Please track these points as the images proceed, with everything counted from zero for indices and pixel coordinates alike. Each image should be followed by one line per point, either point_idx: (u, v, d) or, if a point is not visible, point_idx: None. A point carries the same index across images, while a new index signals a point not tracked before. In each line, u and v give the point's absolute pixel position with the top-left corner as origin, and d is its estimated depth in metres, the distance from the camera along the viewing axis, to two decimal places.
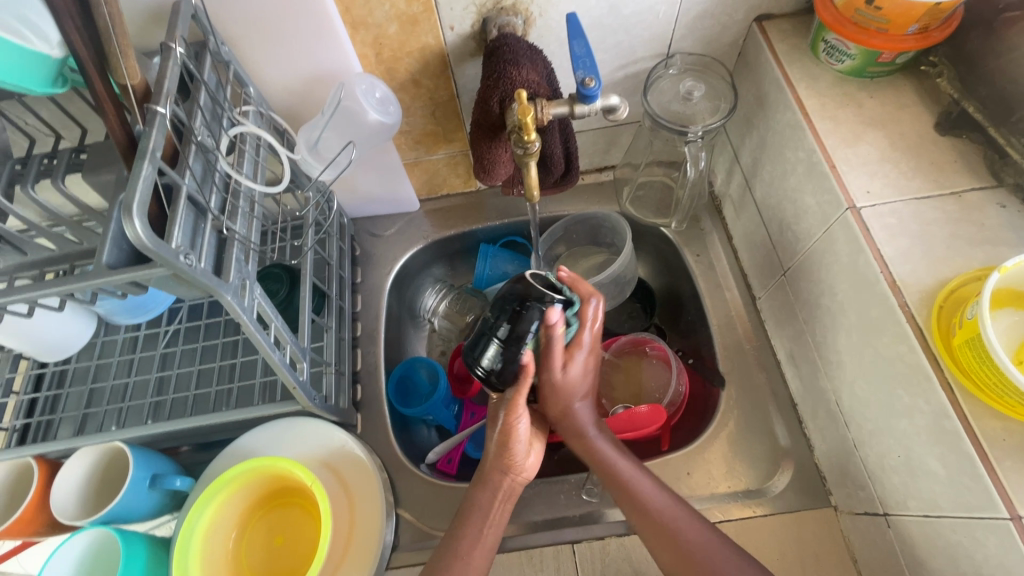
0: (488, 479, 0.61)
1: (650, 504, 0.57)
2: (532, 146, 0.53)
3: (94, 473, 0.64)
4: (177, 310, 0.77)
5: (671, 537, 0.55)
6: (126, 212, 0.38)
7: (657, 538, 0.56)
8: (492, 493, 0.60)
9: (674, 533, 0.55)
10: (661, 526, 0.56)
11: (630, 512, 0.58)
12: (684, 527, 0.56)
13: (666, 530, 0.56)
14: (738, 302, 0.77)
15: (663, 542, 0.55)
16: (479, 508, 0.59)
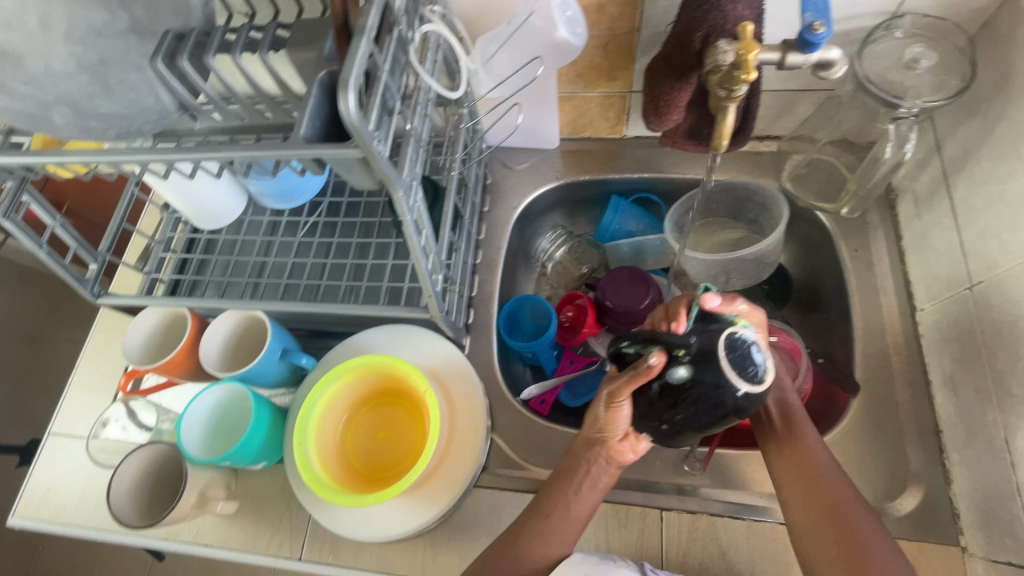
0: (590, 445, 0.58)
1: (835, 492, 0.55)
2: (747, 84, 0.45)
3: (234, 336, 0.70)
4: (318, 204, 0.81)
5: (830, 501, 0.54)
6: (343, 86, 0.38)
7: (814, 503, 0.55)
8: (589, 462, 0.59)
9: (839, 504, 0.54)
10: (826, 489, 0.55)
11: (783, 469, 0.58)
12: (844, 497, 0.54)
13: (835, 503, 0.54)
14: (894, 308, 0.69)
15: (816, 504, 0.54)
16: (581, 471, 0.59)
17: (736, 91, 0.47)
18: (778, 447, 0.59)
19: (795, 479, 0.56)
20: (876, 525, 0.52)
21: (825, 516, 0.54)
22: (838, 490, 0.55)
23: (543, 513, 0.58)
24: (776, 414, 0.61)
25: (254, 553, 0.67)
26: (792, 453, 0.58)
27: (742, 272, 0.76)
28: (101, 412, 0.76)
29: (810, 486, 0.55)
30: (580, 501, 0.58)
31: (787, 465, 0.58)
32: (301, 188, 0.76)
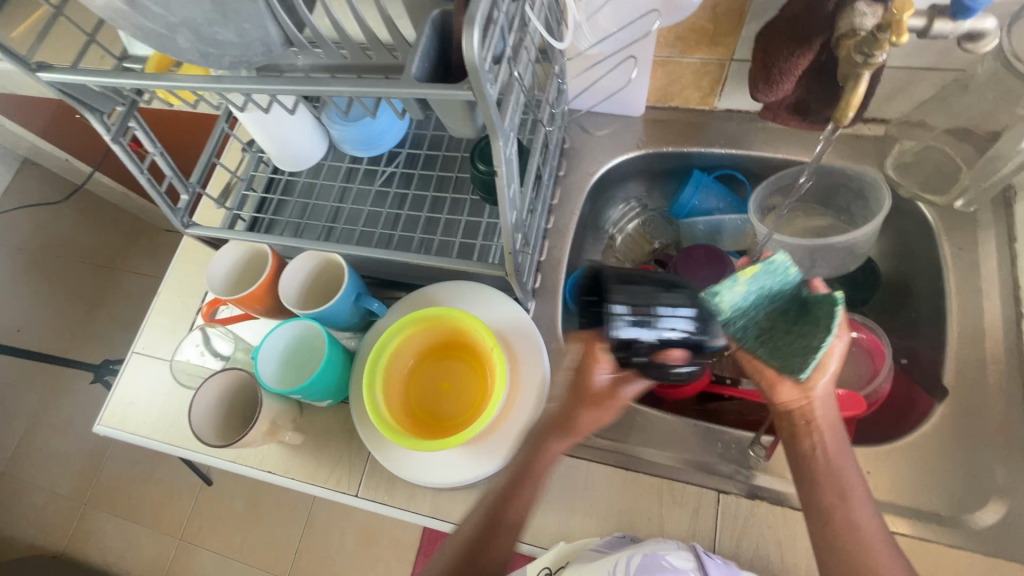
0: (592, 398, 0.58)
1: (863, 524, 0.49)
2: (893, 52, 0.41)
3: (310, 276, 0.71)
4: (396, 155, 0.81)
5: (839, 514, 0.49)
6: (469, 22, 0.37)
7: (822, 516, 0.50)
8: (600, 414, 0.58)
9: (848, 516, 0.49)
10: (853, 515, 0.49)
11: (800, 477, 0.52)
12: (859, 513, 0.50)
13: (860, 532, 0.49)
14: (996, 314, 0.64)
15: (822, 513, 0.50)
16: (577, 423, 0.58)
17: (872, 60, 0.43)
18: (801, 466, 0.52)
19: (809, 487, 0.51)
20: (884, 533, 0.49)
21: (839, 533, 0.49)
22: (853, 507, 0.50)
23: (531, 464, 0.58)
24: (797, 427, 0.53)
25: (314, 485, 0.71)
26: (822, 479, 0.51)
27: (828, 260, 0.72)
28: (180, 337, 0.80)
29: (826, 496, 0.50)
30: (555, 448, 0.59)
31: (803, 468, 0.52)
32: (382, 136, 0.77)
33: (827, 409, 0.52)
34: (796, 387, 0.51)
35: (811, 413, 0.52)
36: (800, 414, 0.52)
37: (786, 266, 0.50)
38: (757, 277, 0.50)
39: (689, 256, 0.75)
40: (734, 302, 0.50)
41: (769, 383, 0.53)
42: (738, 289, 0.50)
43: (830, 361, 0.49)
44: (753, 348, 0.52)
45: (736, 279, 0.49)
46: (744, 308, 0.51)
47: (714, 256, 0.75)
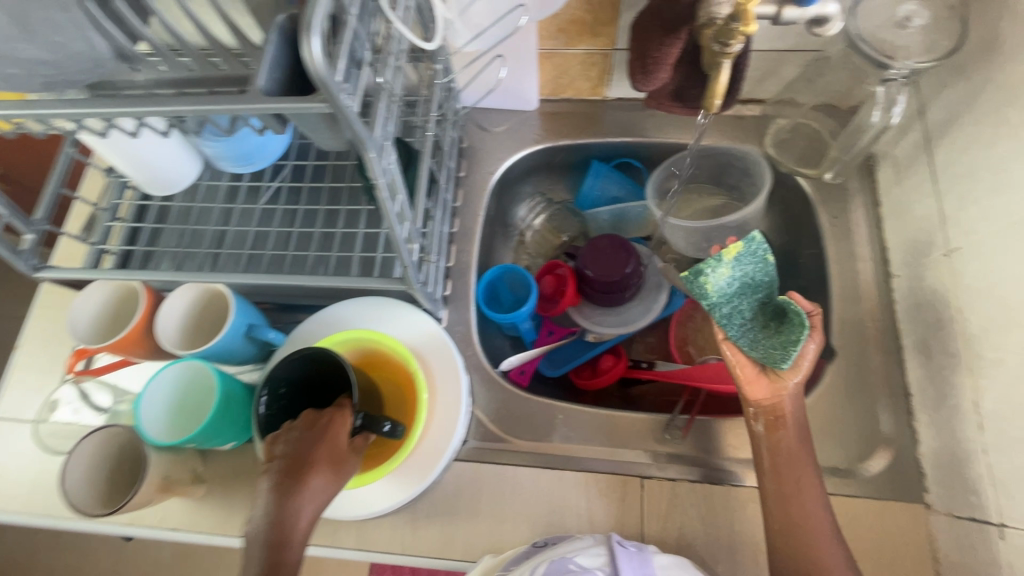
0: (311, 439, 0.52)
1: (810, 511, 0.54)
2: (745, 42, 0.43)
3: (192, 309, 0.65)
4: (281, 169, 0.75)
5: (786, 489, 0.55)
6: (307, 29, 0.34)
7: (777, 492, 0.55)
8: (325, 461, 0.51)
9: (797, 492, 0.55)
10: (802, 504, 0.54)
11: (763, 460, 0.57)
12: (812, 502, 0.54)
13: (806, 519, 0.54)
14: (870, 274, 0.70)
15: (778, 491, 0.55)
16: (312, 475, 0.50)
17: (729, 49, 0.45)
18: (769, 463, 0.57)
19: (769, 470, 0.57)
20: (822, 503, 0.54)
21: (782, 505, 0.55)
22: (804, 486, 0.55)
23: (273, 527, 0.49)
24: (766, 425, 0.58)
25: (225, 536, 0.65)
26: (786, 472, 0.56)
27: (723, 238, 0.75)
28: (49, 394, 0.70)
29: (781, 480, 0.56)
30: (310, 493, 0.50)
31: (767, 450, 0.57)
32: (262, 150, 0.70)
33: (798, 412, 0.58)
34: (771, 384, 0.58)
35: (781, 411, 0.57)
36: (773, 411, 0.58)
37: (764, 249, 0.52)
38: (740, 259, 0.52)
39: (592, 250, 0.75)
40: (720, 286, 0.53)
41: (744, 379, 0.59)
42: (722, 271, 0.52)
43: (804, 362, 0.56)
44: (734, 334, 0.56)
45: (720, 259, 0.51)
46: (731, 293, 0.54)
47: (614, 248, 0.75)
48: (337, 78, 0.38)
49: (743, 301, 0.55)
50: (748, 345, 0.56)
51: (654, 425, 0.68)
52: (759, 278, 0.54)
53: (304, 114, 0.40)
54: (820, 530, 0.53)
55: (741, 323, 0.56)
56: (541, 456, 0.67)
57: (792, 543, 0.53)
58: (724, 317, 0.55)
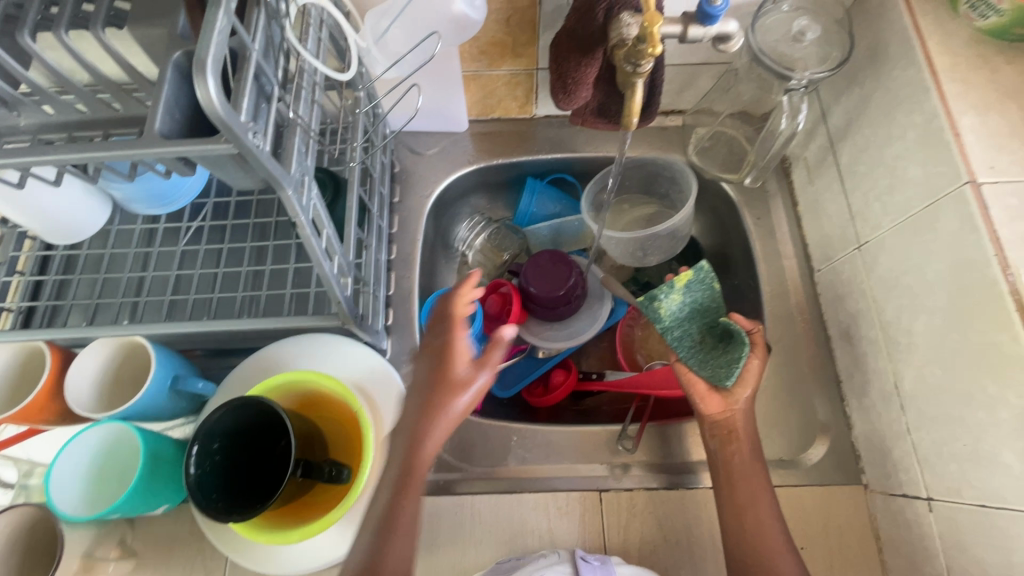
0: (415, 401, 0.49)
1: (767, 525, 0.55)
2: (652, 65, 0.44)
3: (110, 366, 0.60)
4: (201, 207, 0.71)
5: (741, 501, 0.56)
6: (199, 69, 0.32)
7: (734, 505, 0.56)
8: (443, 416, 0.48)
9: (752, 504, 0.56)
10: (757, 517, 0.55)
11: (719, 475, 0.58)
12: (766, 515, 0.55)
13: (763, 533, 0.54)
14: (794, 270, 0.73)
15: (734, 505, 0.56)
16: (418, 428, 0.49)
17: (639, 69, 0.46)
18: (725, 478, 0.58)
19: (726, 484, 0.58)
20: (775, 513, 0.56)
21: (740, 518, 0.56)
22: (758, 497, 0.56)
23: (399, 504, 0.48)
24: (720, 439, 0.59)
25: None
26: (742, 486, 0.57)
27: (658, 246, 0.77)
28: None
29: (737, 494, 0.57)
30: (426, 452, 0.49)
31: (721, 464, 0.58)
32: (180, 188, 0.65)
33: (749, 424, 0.60)
34: (722, 400, 0.60)
35: (733, 424, 0.59)
36: (726, 424, 0.59)
37: (710, 278, 0.63)
38: (690, 287, 0.63)
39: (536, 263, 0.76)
40: (672, 308, 0.63)
41: (698, 395, 0.61)
42: (674, 296, 0.63)
43: (750, 376, 0.60)
44: (685, 355, 0.63)
45: (673, 286, 0.62)
46: (681, 318, 0.64)
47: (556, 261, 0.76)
48: (240, 117, 0.36)
49: (692, 326, 0.65)
50: (697, 365, 0.62)
51: (607, 437, 0.68)
52: (707, 304, 0.64)
53: (208, 155, 0.37)
54: (774, 540, 0.54)
55: (689, 345, 0.64)
56: (498, 481, 0.66)
57: (751, 559, 0.53)
58: (675, 338, 0.64)
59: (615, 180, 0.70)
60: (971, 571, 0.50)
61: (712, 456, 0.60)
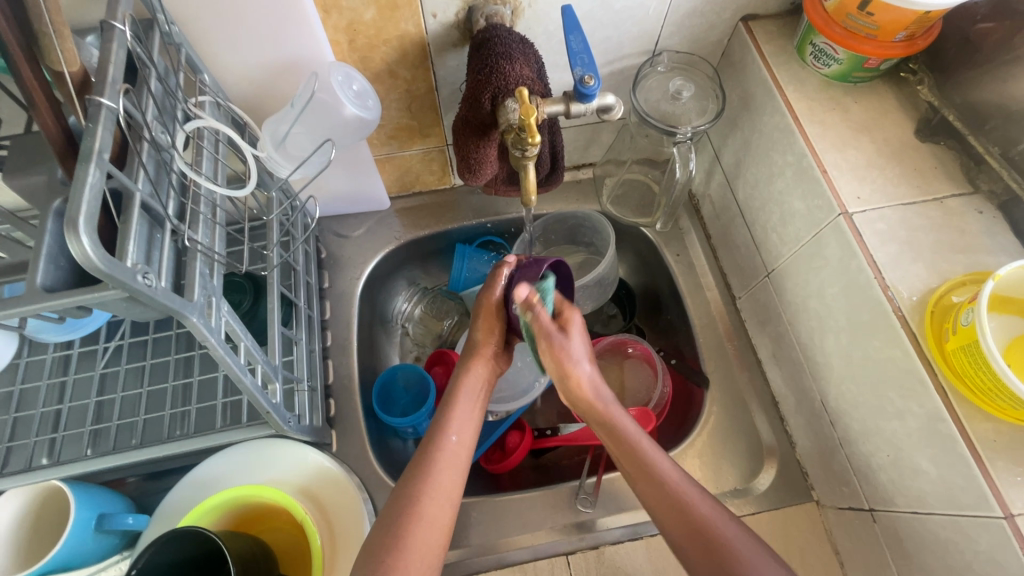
0: (460, 394, 0.56)
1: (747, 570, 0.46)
2: (534, 150, 0.50)
3: (26, 514, 0.56)
4: (118, 324, 0.68)
5: (685, 514, 0.50)
6: (70, 227, 0.31)
7: (675, 516, 0.50)
8: (468, 403, 0.56)
9: (688, 505, 0.50)
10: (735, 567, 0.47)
11: (648, 492, 0.52)
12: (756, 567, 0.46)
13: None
14: (718, 300, 0.77)
15: (677, 515, 0.50)
16: (438, 439, 0.52)
17: (527, 154, 0.52)
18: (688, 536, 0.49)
19: (657, 498, 0.52)
20: (722, 511, 0.50)
21: (691, 534, 0.49)
22: (698, 502, 0.51)
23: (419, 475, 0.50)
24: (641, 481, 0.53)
25: None
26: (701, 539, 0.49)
27: (590, 296, 0.78)
28: None
29: (670, 502, 0.51)
30: (446, 475, 0.50)
31: (643, 480, 0.53)
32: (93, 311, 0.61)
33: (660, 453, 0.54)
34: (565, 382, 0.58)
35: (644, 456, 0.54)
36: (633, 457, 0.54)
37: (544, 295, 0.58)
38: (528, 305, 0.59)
39: (567, 282, 0.63)
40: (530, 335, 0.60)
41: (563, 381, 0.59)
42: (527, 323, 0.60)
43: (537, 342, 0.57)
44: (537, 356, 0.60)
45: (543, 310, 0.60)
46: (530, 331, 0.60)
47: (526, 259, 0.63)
48: (126, 261, 0.36)
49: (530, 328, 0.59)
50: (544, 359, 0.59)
51: (566, 495, 0.68)
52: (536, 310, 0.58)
53: (98, 302, 0.36)
54: (737, 546, 0.48)
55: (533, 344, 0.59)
56: (461, 563, 0.64)
57: None
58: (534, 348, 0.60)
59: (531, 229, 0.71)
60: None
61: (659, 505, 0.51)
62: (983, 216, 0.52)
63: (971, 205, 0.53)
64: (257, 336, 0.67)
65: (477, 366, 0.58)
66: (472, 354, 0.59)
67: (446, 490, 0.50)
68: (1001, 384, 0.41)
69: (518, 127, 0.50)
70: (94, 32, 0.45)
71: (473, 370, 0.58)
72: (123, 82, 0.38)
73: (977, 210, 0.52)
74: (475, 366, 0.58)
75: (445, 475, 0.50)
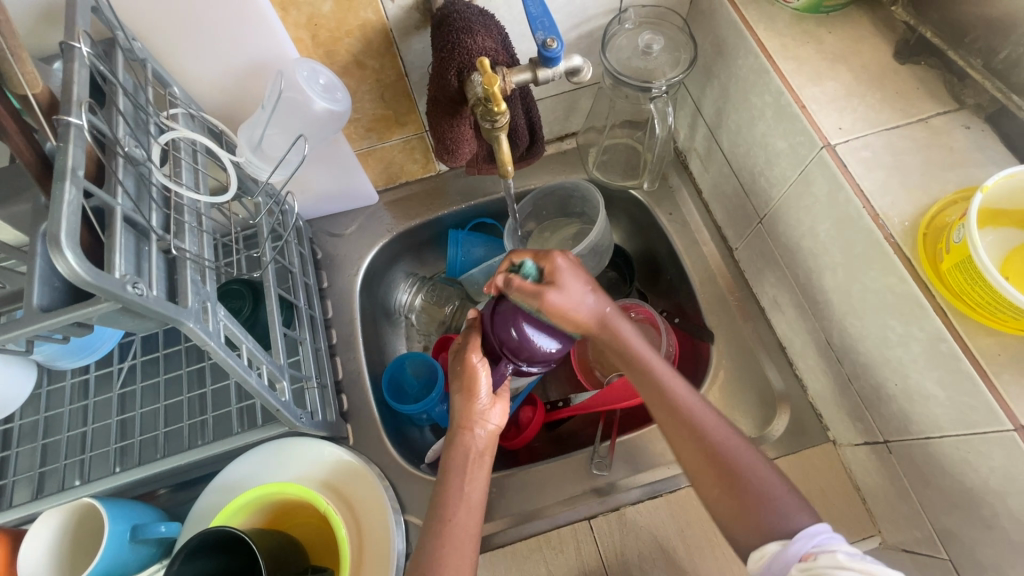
0: (456, 469, 0.55)
1: None
2: (502, 118, 0.50)
3: (65, 531, 0.58)
4: (129, 344, 0.70)
5: (699, 441, 0.51)
6: (54, 245, 0.32)
7: (688, 446, 0.51)
8: (463, 479, 0.55)
9: (706, 436, 0.51)
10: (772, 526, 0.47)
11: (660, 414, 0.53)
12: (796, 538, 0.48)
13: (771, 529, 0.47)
14: (716, 255, 0.76)
15: (694, 445, 0.51)
16: (442, 525, 0.52)
17: (498, 124, 0.52)
18: (716, 481, 0.50)
19: (683, 437, 0.52)
20: (769, 467, 0.50)
21: (705, 463, 0.50)
22: (719, 433, 0.51)
23: (432, 540, 0.52)
24: (670, 424, 0.52)
25: None
26: (728, 482, 0.49)
27: (587, 265, 0.77)
28: None
29: (689, 435, 0.51)
30: (455, 558, 0.51)
31: (660, 409, 0.53)
32: (103, 333, 0.63)
33: (704, 402, 0.53)
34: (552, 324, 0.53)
35: (687, 419, 0.51)
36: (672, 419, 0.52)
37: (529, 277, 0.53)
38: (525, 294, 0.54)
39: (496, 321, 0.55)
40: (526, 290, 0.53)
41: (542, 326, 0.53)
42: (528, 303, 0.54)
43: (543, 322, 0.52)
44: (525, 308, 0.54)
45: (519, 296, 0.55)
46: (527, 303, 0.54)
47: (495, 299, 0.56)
48: (115, 274, 0.37)
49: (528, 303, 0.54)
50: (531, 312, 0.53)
51: (582, 462, 0.68)
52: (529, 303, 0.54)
53: (95, 315, 0.38)
54: (769, 490, 0.48)
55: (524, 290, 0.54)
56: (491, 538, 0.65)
57: None
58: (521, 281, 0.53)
59: (513, 209, 0.71)
60: (940, 500, 0.51)
61: (683, 449, 0.52)
62: (971, 130, 0.51)
63: (958, 122, 0.51)
64: (262, 341, 0.68)
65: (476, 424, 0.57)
66: (464, 421, 0.57)
67: (456, 566, 0.51)
68: (999, 296, 0.41)
69: (484, 98, 0.50)
70: (58, 58, 0.46)
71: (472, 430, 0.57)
72: (89, 99, 0.39)
73: (963, 126, 0.51)
74: (476, 432, 0.57)
75: (455, 558, 0.51)
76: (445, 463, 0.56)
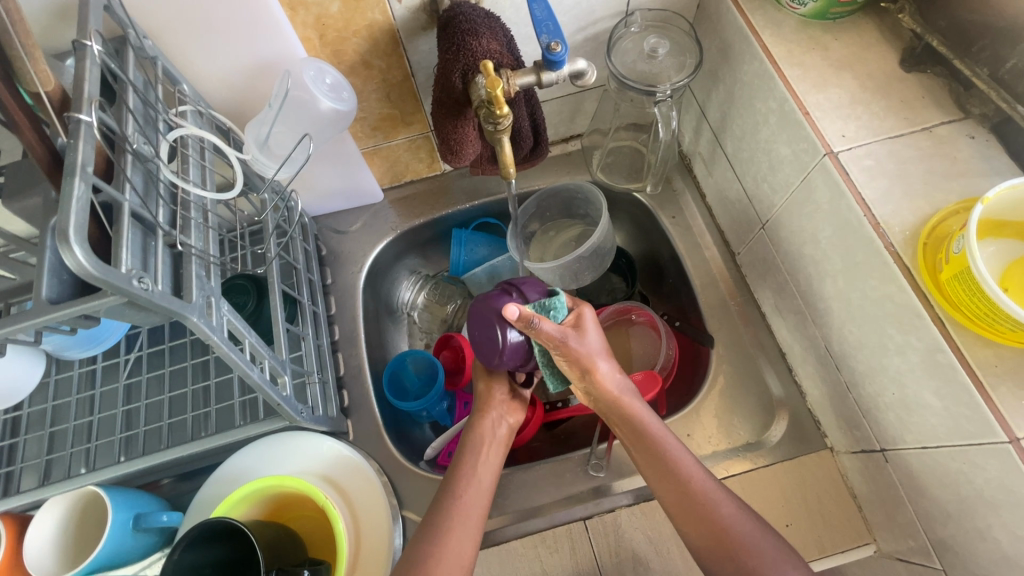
0: (472, 453, 0.60)
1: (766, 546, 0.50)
2: (505, 121, 0.51)
3: (70, 518, 0.59)
4: (135, 336, 0.71)
5: (702, 509, 0.52)
6: (62, 240, 0.33)
7: (692, 516, 0.52)
8: (478, 460, 0.59)
9: (707, 503, 0.52)
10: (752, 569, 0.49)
11: (662, 483, 0.54)
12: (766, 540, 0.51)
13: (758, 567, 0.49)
14: (718, 259, 0.76)
15: (697, 515, 0.52)
16: (453, 501, 0.55)
17: (501, 127, 0.53)
18: (711, 552, 0.51)
19: (675, 497, 0.54)
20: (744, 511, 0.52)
21: (703, 529, 0.51)
22: (719, 500, 0.52)
23: (439, 516, 0.54)
24: (672, 492, 0.54)
25: None
26: (723, 550, 0.50)
27: (589, 267, 0.77)
28: None
29: (691, 504, 0.53)
30: (458, 537, 0.53)
31: (660, 477, 0.54)
32: (110, 325, 0.64)
33: (701, 470, 0.54)
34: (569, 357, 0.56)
35: (688, 487, 0.53)
36: (674, 482, 0.54)
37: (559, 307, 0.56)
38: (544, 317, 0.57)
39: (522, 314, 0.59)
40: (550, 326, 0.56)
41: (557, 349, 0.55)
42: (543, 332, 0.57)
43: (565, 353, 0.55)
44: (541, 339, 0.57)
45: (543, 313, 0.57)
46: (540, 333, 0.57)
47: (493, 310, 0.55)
48: (121, 269, 0.37)
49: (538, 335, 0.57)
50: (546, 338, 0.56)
51: (579, 463, 0.69)
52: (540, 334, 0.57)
53: (103, 309, 0.39)
54: (756, 545, 0.50)
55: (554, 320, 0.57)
56: (486, 535, 0.65)
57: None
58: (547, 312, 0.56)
59: (515, 211, 0.71)
60: (934, 510, 0.51)
61: (684, 517, 0.53)
62: (975, 140, 0.51)
63: (962, 131, 0.51)
64: (265, 336, 0.69)
65: (491, 413, 0.63)
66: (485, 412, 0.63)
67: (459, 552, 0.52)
68: (996, 308, 0.40)
69: (487, 101, 0.51)
70: (71, 54, 0.47)
71: (487, 419, 0.63)
72: (99, 97, 0.40)
73: (968, 135, 0.51)
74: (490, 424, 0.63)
75: (457, 535, 0.53)
76: (462, 447, 0.61)
